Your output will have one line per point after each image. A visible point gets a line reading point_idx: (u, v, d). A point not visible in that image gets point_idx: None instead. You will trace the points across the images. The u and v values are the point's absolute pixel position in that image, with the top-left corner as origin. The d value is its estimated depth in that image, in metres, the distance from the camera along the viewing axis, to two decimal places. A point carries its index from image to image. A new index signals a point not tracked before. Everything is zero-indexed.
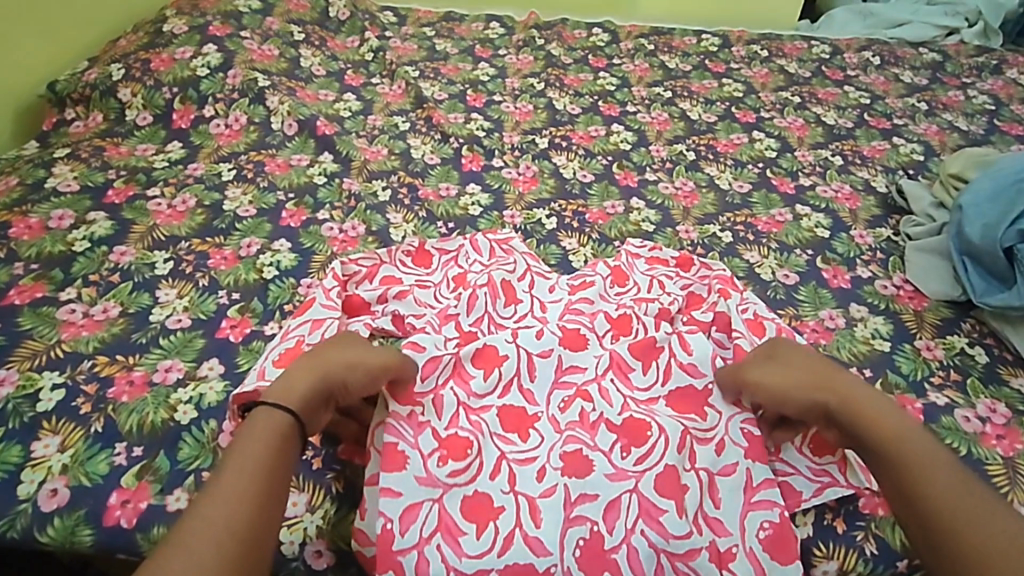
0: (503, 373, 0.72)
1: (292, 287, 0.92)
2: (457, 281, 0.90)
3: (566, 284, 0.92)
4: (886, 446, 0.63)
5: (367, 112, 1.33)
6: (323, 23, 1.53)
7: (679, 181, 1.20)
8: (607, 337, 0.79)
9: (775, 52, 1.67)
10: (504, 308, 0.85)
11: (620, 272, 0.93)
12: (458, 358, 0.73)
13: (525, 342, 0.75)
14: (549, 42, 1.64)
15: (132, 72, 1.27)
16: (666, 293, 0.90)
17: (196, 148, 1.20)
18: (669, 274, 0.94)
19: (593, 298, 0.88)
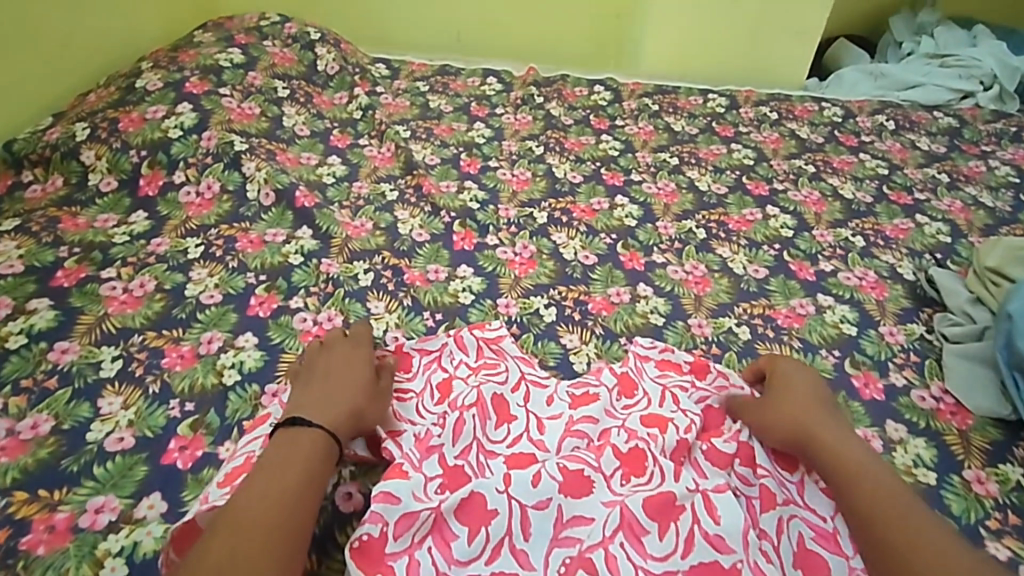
0: (491, 533, 0.64)
1: (255, 397, 0.81)
2: (441, 389, 0.79)
3: (566, 393, 0.81)
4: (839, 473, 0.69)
5: (353, 178, 1.23)
6: (310, 77, 1.44)
7: (690, 264, 1.10)
8: (615, 478, 0.70)
9: (785, 114, 1.59)
10: (495, 430, 0.74)
11: (627, 380, 0.82)
12: (439, 514, 0.64)
13: (517, 492, 0.67)
14: (549, 100, 1.56)
15: (98, 131, 1.17)
16: (681, 408, 0.78)
17: (162, 219, 1.10)
18: (683, 384, 0.82)
19: (597, 417, 0.77)
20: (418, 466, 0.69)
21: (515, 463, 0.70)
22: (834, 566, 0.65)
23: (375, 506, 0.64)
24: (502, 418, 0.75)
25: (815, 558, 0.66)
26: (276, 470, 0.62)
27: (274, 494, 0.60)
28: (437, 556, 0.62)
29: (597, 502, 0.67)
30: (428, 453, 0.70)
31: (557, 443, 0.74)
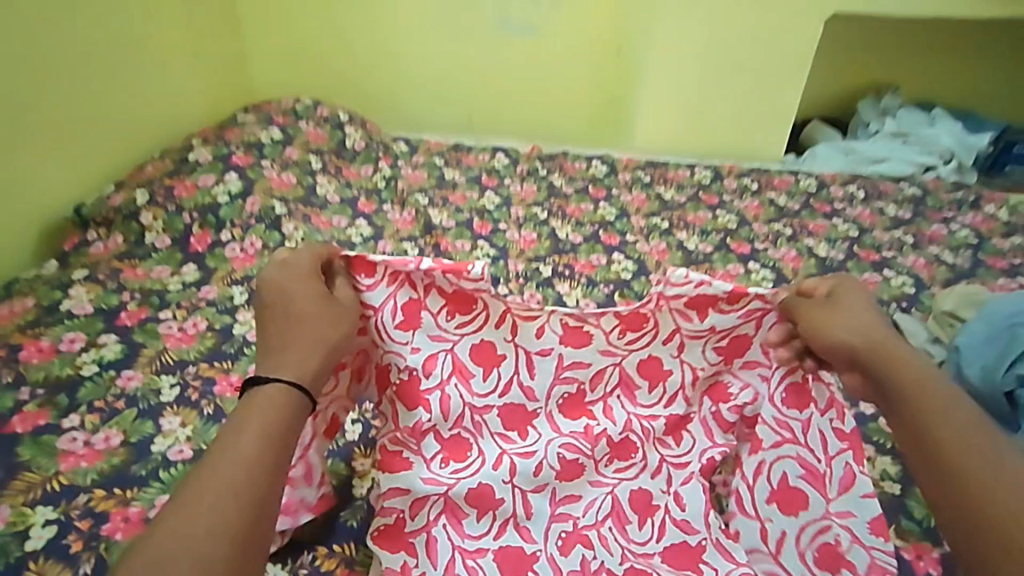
0: (497, 513, 0.80)
1: None
2: (405, 312, 0.81)
3: (558, 324, 0.83)
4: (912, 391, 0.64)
5: (378, 238, 1.38)
6: (339, 152, 1.63)
7: None
8: (603, 460, 0.84)
9: (764, 184, 1.77)
10: (483, 382, 0.84)
11: (637, 315, 0.83)
12: (447, 498, 0.80)
13: (520, 480, 0.82)
14: (551, 173, 1.74)
15: (156, 197, 1.32)
16: (681, 360, 0.84)
17: (210, 271, 1.24)
18: (696, 330, 0.83)
19: (590, 362, 0.84)
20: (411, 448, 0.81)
21: (503, 436, 0.84)
22: (812, 502, 0.79)
23: (390, 501, 0.79)
24: (488, 367, 0.83)
25: (796, 494, 0.80)
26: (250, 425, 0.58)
27: (243, 459, 0.55)
28: (452, 531, 0.79)
29: (586, 483, 0.83)
30: (423, 436, 0.83)
31: (549, 396, 0.85)
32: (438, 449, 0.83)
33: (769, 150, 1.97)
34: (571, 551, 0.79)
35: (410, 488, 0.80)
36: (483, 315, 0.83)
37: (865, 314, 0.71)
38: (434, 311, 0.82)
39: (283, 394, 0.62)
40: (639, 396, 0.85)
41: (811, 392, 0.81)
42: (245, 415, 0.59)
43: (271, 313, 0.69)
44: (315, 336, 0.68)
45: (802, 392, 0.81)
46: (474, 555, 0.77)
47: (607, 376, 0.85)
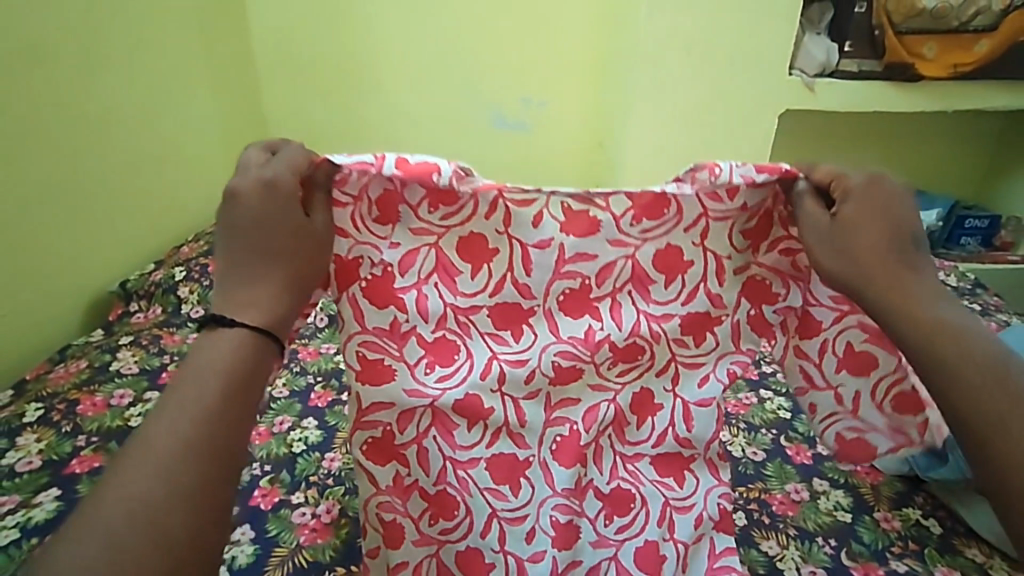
0: (489, 424, 0.89)
1: (317, 461, 1.08)
2: (382, 206, 0.84)
3: (558, 209, 0.88)
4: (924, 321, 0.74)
5: None
6: None
7: None
8: (606, 364, 0.90)
9: None
10: (470, 281, 0.88)
11: (656, 206, 0.88)
12: (432, 408, 0.87)
13: (511, 389, 0.89)
14: None
15: (192, 273, 1.51)
16: (703, 249, 0.89)
17: None
18: (723, 213, 0.88)
19: (596, 255, 0.89)
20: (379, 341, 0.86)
21: (494, 335, 0.89)
22: (880, 362, 0.88)
23: (375, 413, 0.87)
24: (476, 268, 0.88)
25: (863, 356, 0.89)
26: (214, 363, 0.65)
27: (208, 397, 0.63)
28: (444, 442, 0.88)
29: (585, 387, 0.91)
30: (404, 339, 0.87)
31: (553, 287, 0.89)
32: (422, 353, 0.88)
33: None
34: (570, 464, 0.89)
35: (394, 402, 0.87)
36: (469, 207, 0.86)
37: (874, 243, 0.75)
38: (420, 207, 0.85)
39: (249, 341, 0.68)
40: (653, 292, 0.90)
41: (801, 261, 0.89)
42: (206, 358, 0.66)
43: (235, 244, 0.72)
44: (278, 269, 0.73)
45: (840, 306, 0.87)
46: (464, 466, 0.88)
47: (616, 269, 0.90)
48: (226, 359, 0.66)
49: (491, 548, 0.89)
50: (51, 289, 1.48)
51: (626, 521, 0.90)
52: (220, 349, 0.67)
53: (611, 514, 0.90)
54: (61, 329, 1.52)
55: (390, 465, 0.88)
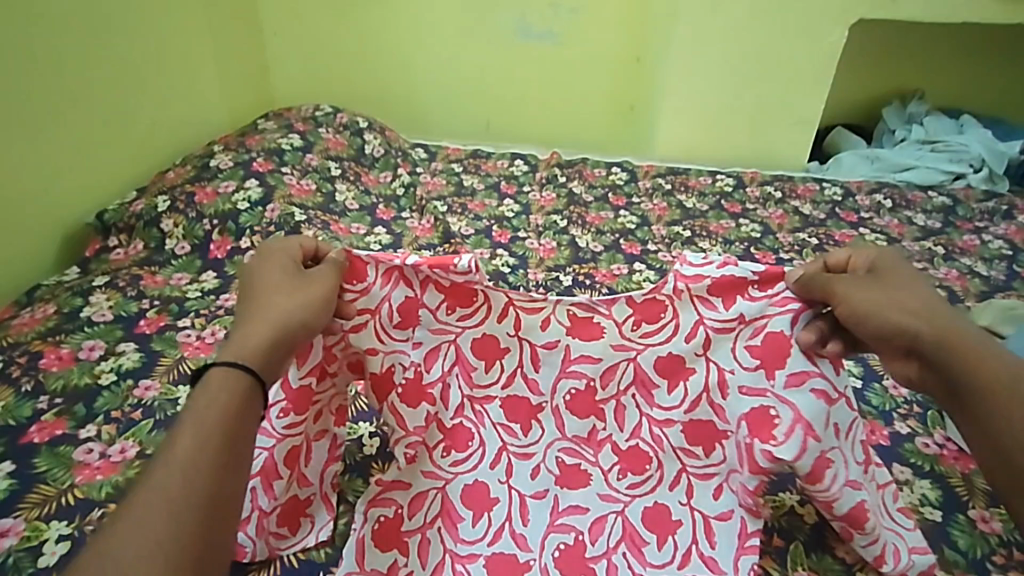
0: (491, 518, 0.93)
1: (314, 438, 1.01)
2: (402, 313, 0.93)
3: (563, 312, 0.96)
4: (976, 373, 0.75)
5: (396, 245, 1.40)
6: (358, 159, 1.67)
7: (676, 251, 1.44)
8: (614, 472, 0.96)
9: (788, 193, 1.74)
10: (484, 374, 0.97)
11: (652, 307, 0.94)
12: (444, 492, 0.94)
13: (517, 482, 0.96)
14: (571, 179, 1.73)
15: (176, 204, 1.34)
16: (705, 358, 0.94)
17: (230, 278, 1.25)
18: (724, 321, 0.92)
19: (599, 357, 0.96)
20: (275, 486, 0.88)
21: (505, 426, 0.97)
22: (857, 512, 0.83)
23: (391, 494, 0.93)
24: (490, 361, 0.97)
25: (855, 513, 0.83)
26: (207, 403, 0.70)
27: (183, 459, 0.65)
28: (449, 532, 0.92)
29: (594, 497, 0.95)
30: (428, 430, 0.95)
31: (558, 390, 0.97)
32: (441, 437, 0.96)
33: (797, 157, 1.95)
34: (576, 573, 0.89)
35: (410, 482, 0.94)
36: (484, 308, 0.96)
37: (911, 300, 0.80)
38: (440, 313, 0.95)
39: (228, 377, 0.72)
40: (657, 397, 0.96)
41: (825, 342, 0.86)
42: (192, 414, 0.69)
43: (247, 284, 0.83)
44: (275, 301, 0.80)
45: (761, 423, 0.88)
46: (464, 561, 0.90)
47: (620, 372, 0.96)
48: (216, 409, 0.69)
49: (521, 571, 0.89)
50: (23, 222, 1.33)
51: (615, 565, 0.90)
52: (207, 392, 0.71)
53: (631, 549, 0.91)
54: (31, 264, 1.37)
55: (389, 553, 0.88)
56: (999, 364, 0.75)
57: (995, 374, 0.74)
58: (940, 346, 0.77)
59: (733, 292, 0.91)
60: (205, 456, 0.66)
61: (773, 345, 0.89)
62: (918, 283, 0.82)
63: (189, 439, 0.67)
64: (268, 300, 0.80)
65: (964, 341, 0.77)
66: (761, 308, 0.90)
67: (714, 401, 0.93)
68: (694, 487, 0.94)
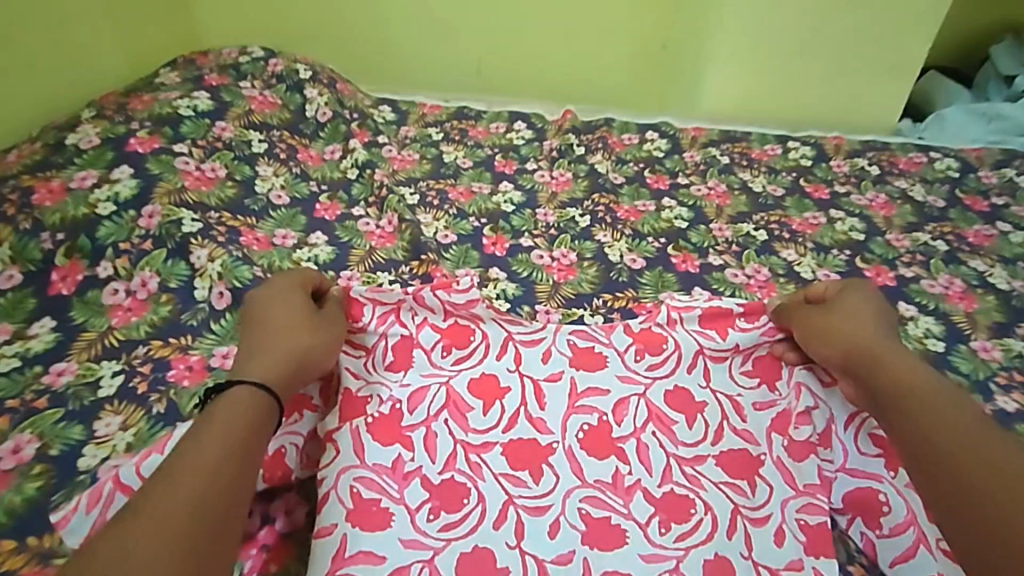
0: None
1: None
2: (397, 351, 0.74)
3: (565, 343, 0.76)
4: (901, 388, 0.62)
5: (341, 263, 0.95)
6: (296, 126, 1.20)
7: (751, 267, 1.00)
8: (653, 525, 0.66)
9: (888, 167, 1.28)
10: (481, 417, 0.71)
11: (651, 335, 0.77)
12: (432, 567, 0.62)
13: (532, 546, 0.64)
14: (592, 152, 1.27)
15: (4, 206, 0.90)
16: (711, 390, 0.75)
17: (76, 330, 0.82)
18: (719, 351, 0.77)
19: (608, 390, 0.74)
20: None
21: (509, 476, 0.68)
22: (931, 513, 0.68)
23: (357, 567, 0.62)
24: (488, 401, 0.72)
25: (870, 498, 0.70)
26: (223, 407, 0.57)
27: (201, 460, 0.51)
28: None
29: (634, 555, 0.64)
30: (406, 480, 0.67)
31: (566, 426, 0.71)
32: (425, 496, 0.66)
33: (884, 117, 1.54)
34: None
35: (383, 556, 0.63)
36: (481, 347, 0.75)
37: (847, 318, 0.71)
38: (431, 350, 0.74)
39: (254, 395, 0.59)
40: (677, 433, 0.71)
41: None
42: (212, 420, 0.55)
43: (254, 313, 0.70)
44: (296, 324, 0.68)
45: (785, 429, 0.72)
46: None
47: (631, 406, 0.72)
48: (234, 418, 0.56)
49: None
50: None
51: None
52: (222, 407, 0.57)
53: None
54: None
55: None
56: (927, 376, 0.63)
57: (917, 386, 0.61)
58: (865, 360, 0.66)
59: (726, 321, 0.78)
60: (228, 467, 0.52)
61: (772, 369, 0.76)
62: (878, 304, 0.73)
63: (215, 432, 0.54)
64: (280, 331, 0.67)
65: (892, 354, 0.66)
66: (756, 337, 0.77)
67: (735, 428, 0.72)
68: (753, 536, 0.66)
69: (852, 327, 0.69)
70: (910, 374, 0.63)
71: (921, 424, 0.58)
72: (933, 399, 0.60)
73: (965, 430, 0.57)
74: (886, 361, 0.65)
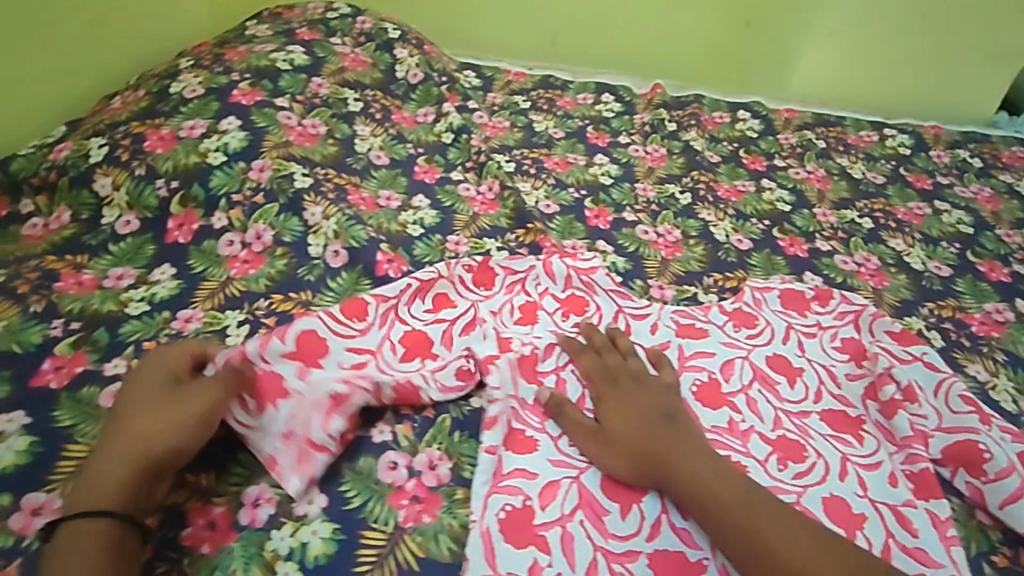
0: (645, 510, 0.62)
1: (347, 553, 0.57)
2: (523, 310, 0.80)
3: (670, 319, 0.82)
4: (719, 512, 0.58)
5: (446, 228, 0.95)
6: (388, 86, 1.19)
7: (860, 255, 0.97)
8: (772, 462, 0.67)
9: (991, 161, 1.24)
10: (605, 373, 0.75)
11: (745, 313, 0.84)
12: (580, 484, 0.64)
13: None
14: (685, 128, 1.24)
15: (118, 150, 0.91)
16: (808, 359, 0.80)
17: (196, 279, 0.82)
18: (806, 328, 0.83)
19: (714, 352, 0.78)
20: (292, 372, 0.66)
21: None
22: None
23: (513, 480, 0.63)
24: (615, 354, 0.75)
25: None
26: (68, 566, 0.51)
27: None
28: (594, 525, 0.61)
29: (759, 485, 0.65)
30: (547, 412, 0.69)
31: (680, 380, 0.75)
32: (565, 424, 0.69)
33: (975, 110, 1.50)
34: None
35: (535, 473, 0.64)
36: (596, 316, 0.81)
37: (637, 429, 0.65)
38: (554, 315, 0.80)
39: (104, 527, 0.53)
40: (782, 391, 0.76)
41: (914, 340, 0.82)
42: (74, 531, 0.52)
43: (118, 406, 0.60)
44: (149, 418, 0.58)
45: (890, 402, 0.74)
46: (621, 561, 0.59)
47: (737, 367, 0.77)
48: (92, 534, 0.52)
49: (696, 557, 0.60)
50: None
51: None
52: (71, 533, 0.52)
53: None
54: None
55: (527, 551, 0.58)
56: (737, 490, 0.59)
57: (761, 514, 0.57)
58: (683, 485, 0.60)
59: (805, 306, 0.86)
60: None
61: (859, 349, 0.81)
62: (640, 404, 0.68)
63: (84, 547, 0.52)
64: (137, 419, 0.58)
65: (701, 462, 0.61)
66: (833, 319, 0.84)
67: (837, 393, 0.76)
68: (866, 479, 0.67)
69: (652, 439, 0.63)
70: (726, 489, 0.59)
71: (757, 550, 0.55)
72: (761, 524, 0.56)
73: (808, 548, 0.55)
74: (697, 476, 0.60)
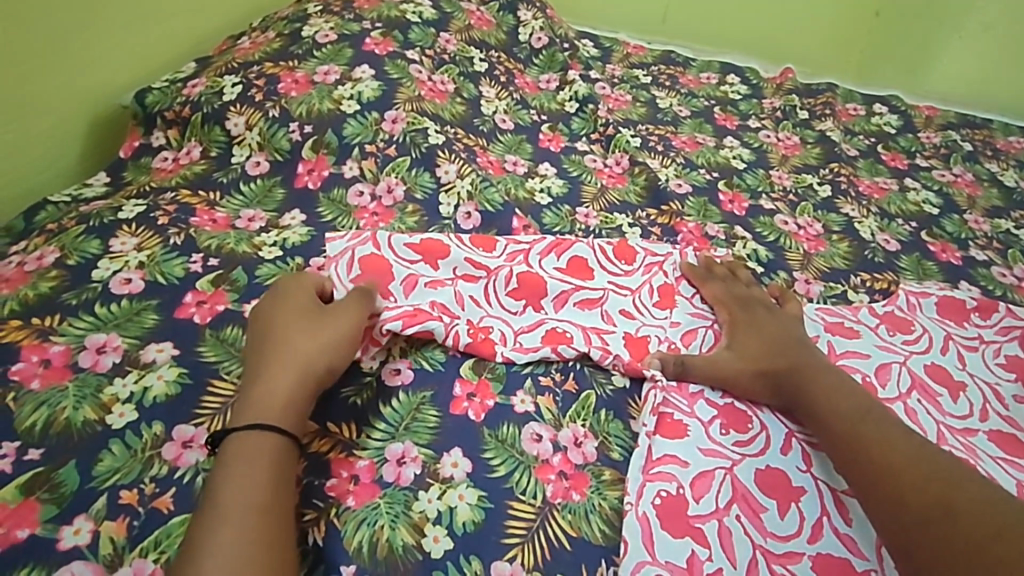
0: (804, 511, 0.58)
1: (494, 521, 0.55)
2: (662, 293, 0.74)
3: (816, 314, 0.77)
4: (829, 417, 0.60)
5: (575, 199, 0.90)
6: (511, 50, 1.15)
7: (1020, 268, 0.90)
8: None
9: None
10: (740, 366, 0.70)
11: (899, 318, 0.77)
12: (733, 477, 0.59)
13: (824, 473, 0.60)
14: (819, 118, 1.16)
15: (253, 90, 0.89)
16: (970, 373, 0.73)
17: (327, 226, 0.80)
18: (967, 340, 0.76)
19: (869, 354, 0.73)
20: (410, 264, 0.71)
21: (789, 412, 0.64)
22: None
23: (664, 466, 0.59)
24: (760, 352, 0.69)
25: None
26: (237, 483, 0.49)
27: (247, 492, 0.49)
28: (752, 522, 0.57)
29: None
30: (695, 398, 0.64)
31: None
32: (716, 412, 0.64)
33: None
34: None
35: (686, 462, 0.60)
36: None
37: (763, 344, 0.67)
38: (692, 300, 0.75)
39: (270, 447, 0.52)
40: (944, 404, 0.69)
41: None
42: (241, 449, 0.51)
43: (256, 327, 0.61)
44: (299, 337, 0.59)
45: None
46: (782, 563, 0.55)
47: (893, 372, 0.71)
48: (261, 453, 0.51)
49: (862, 568, 0.55)
50: (29, 105, 0.83)
51: None
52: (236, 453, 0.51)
53: None
54: (52, 168, 0.89)
55: (684, 542, 0.55)
56: (852, 403, 0.60)
57: (871, 426, 0.58)
58: (798, 388, 0.63)
59: (964, 316, 0.79)
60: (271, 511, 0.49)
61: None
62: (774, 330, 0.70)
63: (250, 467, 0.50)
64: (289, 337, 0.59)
65: (819, 376, 0.63)
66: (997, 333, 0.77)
67: (1004, 414, 0.70)
68: None
69: (776, 352, 0.66)
70: (841, 399, 0.61)
71: (859, 448, 0.56)
72: (868, 431, 0.57)
73: (916, 454, 0.54)
74: (813, 384, 0.62)
